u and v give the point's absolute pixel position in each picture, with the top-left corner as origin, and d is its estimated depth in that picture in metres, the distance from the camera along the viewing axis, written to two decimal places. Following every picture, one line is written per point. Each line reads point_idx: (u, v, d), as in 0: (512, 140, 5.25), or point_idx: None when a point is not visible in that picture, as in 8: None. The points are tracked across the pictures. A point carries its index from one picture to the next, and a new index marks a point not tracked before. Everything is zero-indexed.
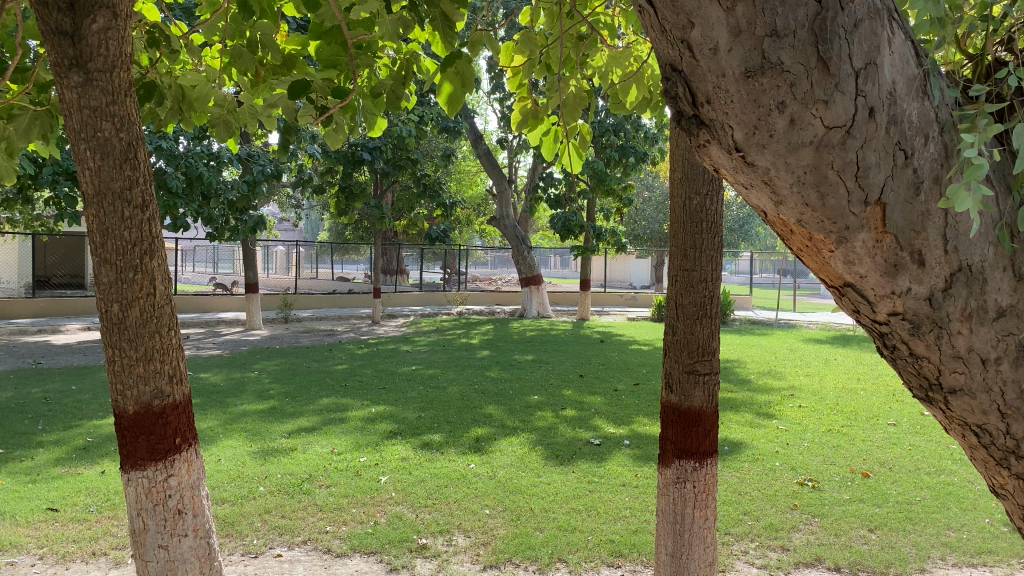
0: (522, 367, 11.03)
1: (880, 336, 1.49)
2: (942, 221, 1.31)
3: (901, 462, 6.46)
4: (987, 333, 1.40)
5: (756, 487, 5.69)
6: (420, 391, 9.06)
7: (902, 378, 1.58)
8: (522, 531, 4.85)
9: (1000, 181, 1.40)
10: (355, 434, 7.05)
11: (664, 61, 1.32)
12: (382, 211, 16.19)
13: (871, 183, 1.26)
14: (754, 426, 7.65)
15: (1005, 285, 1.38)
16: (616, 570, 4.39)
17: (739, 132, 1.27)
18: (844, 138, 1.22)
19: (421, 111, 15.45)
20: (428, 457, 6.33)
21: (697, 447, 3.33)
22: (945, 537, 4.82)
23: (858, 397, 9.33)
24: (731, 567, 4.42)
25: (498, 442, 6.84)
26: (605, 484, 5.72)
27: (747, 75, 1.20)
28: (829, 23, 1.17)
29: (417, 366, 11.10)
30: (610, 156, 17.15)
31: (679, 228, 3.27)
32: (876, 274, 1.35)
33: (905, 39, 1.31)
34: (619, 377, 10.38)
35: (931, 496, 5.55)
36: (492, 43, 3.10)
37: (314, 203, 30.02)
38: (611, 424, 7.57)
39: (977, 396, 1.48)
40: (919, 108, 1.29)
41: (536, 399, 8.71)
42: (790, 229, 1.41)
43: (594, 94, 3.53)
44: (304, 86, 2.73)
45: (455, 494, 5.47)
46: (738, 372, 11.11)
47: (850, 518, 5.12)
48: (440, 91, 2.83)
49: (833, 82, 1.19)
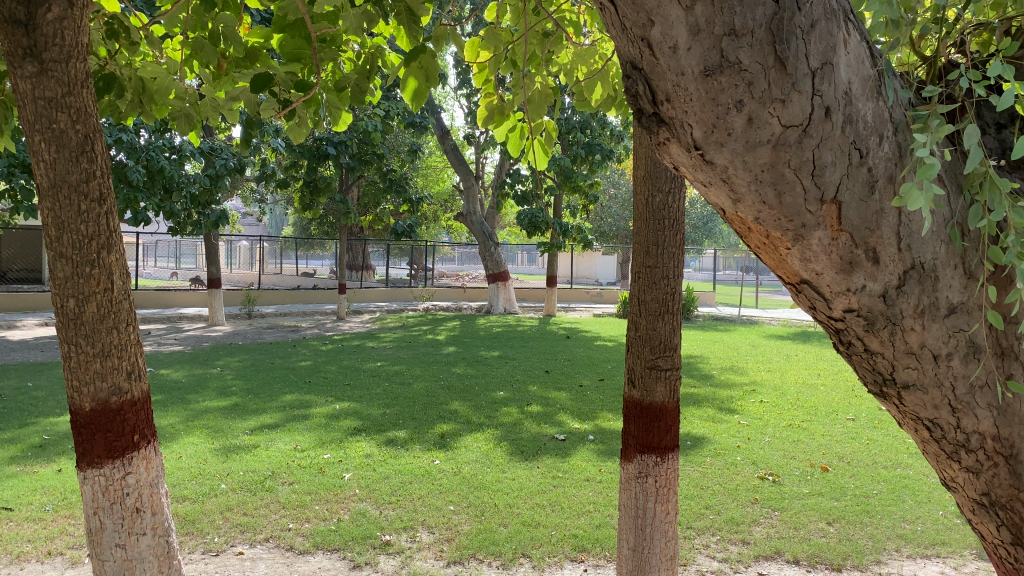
0: (488, 363, 11.03)
1: (836, 332, 1.52)
2: (896, 219, 1.34)
3: (859, 456, 6.58)
4: (938, 330, 1.43)
5: (718, 481, 5.76)
6: (386, 387, 9.02)
7: (857, 374, 1.61)
8: (486, 526, 4.85)
9: (951, 180, 1.43)
10: (319, 430, 7.01)
11: (623, 59, 1.33)
12: (347, 206, 16.09)
13: (826, 182, 1.28)
14: (716, 421, 7.74)
15: (955, 282, 1.41)
16: (579, 565, 4.41)
17: (698, 130, 1.27)
18: (801, 137, 1.24)
19: (388, 106, 15.35)
20: (392, 454, 6.29)
21: (658, 442, 3.36)
22: (901, 529, 4.92)
23: (818, 392, 9.49)
24: (692, 560, 4.46)
25: (463, 438, 6.83)
26: (570, 479, 5.76)
27: (706, 74, 1.21)
28: (786, 23, 1.19)
29: (382, 363, 11.04)
30: (576, 153, 17.20)
31: (642, 226, 3.29)
32: (831, 271, 1.38)
33: (860, 40, 1.33)
34: (584, 373, 10.44)
35: (887, 489, 5.67)
36: (457, 38, 3.09)
37: (279, 199, 29.64)
38: (576, 420, 7.61)
39: (929, 391, 1.51)
40: (874, 108, 1.32)
41: (502, 395, 8.72)
42: (748, 227, 1.42)
43: (558, 92, 3.55)
44: (266, 79, 2.69)
45: (419, 490, 5.46)
46: (701, 368, 11.23)
47: (808, 511, 5.20)
48: (404, 86, 2.82)
49: (790, 82, 1.21)
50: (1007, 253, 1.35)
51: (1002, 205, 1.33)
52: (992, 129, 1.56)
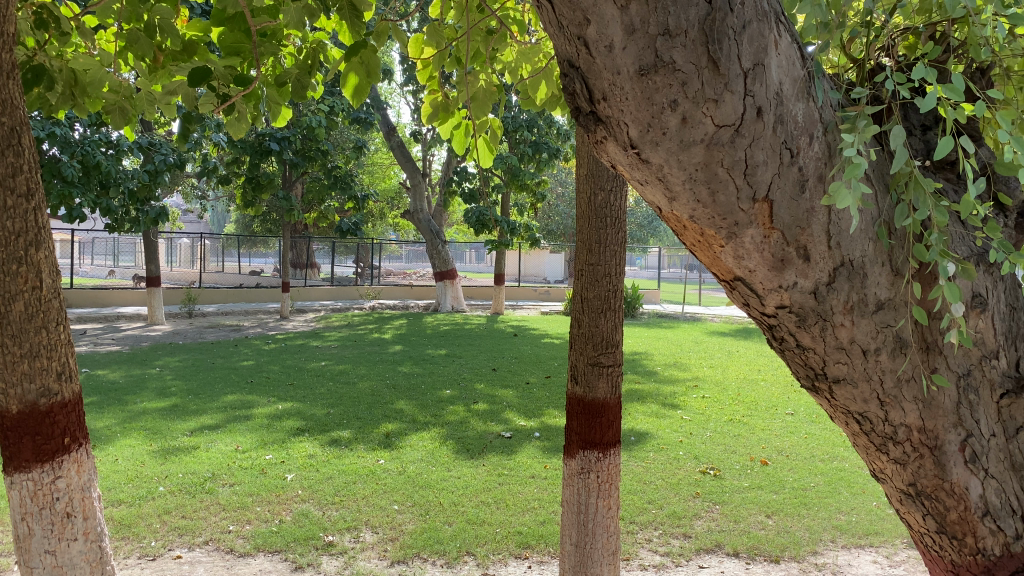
0: (434, 362, 10.99)
1: (769, 328, 1.55)
2: (825, 217, 1.38)
3: (797, 450, 6.73)
4: (867, 326, 1.47)
5: (661, 476, 5.83)
6: (330, 387, 8.93)
7: (790, 369, 1.64)
8: (431, 525, 4.84)
9: (879, 180, 1.47)
10: (261, 431, 6.90)
11: (561, 57, 1.33)
12: (291, 203, 15.87)
13: (758, 180, 1.31)
14: (660, 416, 7.85)
15: (883, 278, 1.45)
16: (524, 561, 4.43)
17: (634, 129, 1.28)
18: (733, 136, 1.26)
19: (333, 101, 15.15)
20: (336, 454, 6.23)
21: (601, 438, 3.39)
22: (836, 520, 5.05)
23: (758, 387, 9.69)
24: (634, 554, 4.51)
25: (408, 437, 6.79)
26: (515, 476, 5.78)
27: (641, 74, 1.22)
28: (718, 24, 1.21)
29: (326, 362, 10.92)
30: (524, 151, 17.22)
31: (585, 224, 3.31)
32: (764, 268, 1.40)
33: (791, 42, 1.36)
34: (531, 370, 10.48)
35: (824, 481, 5.81)
36: (400, 35, 3.05)
37: (221, 196, 29.10)
38: (522, 417, 7.64)
39: (858, 385, 1.55)
40: (805, 108, 1.35)
41: (449, 393, 8.70)
42: (683, 225, 1.44)
43: (503, 90, 3.57)
44: (203, 73, 2.63)
45: (363, 490, 5.41)
46: (645, 364, 11.36)
47: (748, 505, 5.30)
48: (345, 81, 2.78)
49: (723, 82, 1.22)
50: (931, 251, 1.39)
51: (927, 204, 1.37)
52: (919, 130, 1.61)
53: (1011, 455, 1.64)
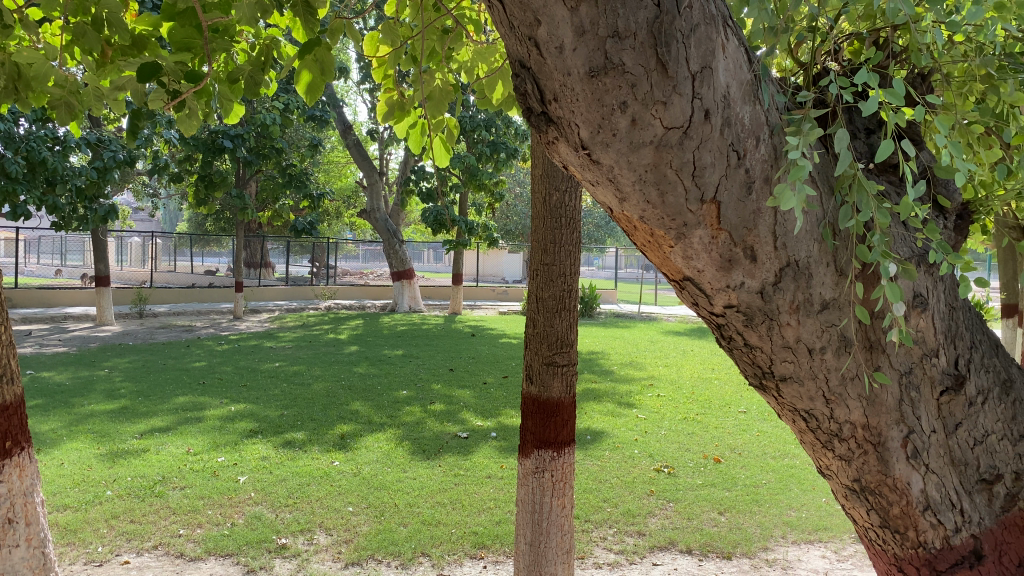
0: (391, 362, 10.93)
1: (718, 327, 1.58)
2: (772, 218, 1.40)
3: (749, 447, 6.83)
4: (812, 325, 1.50)
5: (616, 474, 5.88)
6: (284, 388, 8.83)
7: (739, 367, 1.67)
8: (385, 527, 4.81)
9: (824, 182, 1.50)
10: (213, 433, 6.79)
11: (512, 57, 1.33)
12: (244, 201, 15.64)
13: (706, 182, 1.33)
14: (616, 415, 7.91)
15: (828, 279, 1.48)
16: (479, 562, 4.43)
17: (584, 129, 1.29)
18: (682, 138, 1.28)
19: (288, 99, 14.98)
20: (290, 456, 6.17)
21: (555, 437, 3.41)
22: (787, 516, 5.14)
23: (712, 386, 9.83)
24: (589, 553, 4.54)
25: (364, 438, 6.75)
26: (471, 476, 5.78)
27: (590, 75, 1.23)
28: (666, 27, 1.22)
29: (281, 363, 10.79)
30: (482, 151, 17.19)
31: (540, 223, 3.32)
32: (712, 268, 1.43)
33: (738, 46, 1.38)
34: (488, 371, 10.47)
35: (775, 478, 5.91)
36: (355, 33, 3.03)
37: (173, 193, 28.57)
38: (478, 418, 7.64)
39: (805, 383, 1.58)
40: (752, 111, 1.37)
41: (405, 394, 8.66)
42: (634, 226, 1.45)
43: (460, 89, 3.56)
44: (153, 68, 2.57)
45: (317, 492, 5.36)
46: (602, 364, 11.43)
47: (701, 502, 5.36)
48: (298, 79, 2.75)
49: (671, 84, 1.24)
50: (873, 252, 1.42)
51: (871, 205, 1.39)
52: (862, 134, 1.66)
53: (952, 451, 1.68)
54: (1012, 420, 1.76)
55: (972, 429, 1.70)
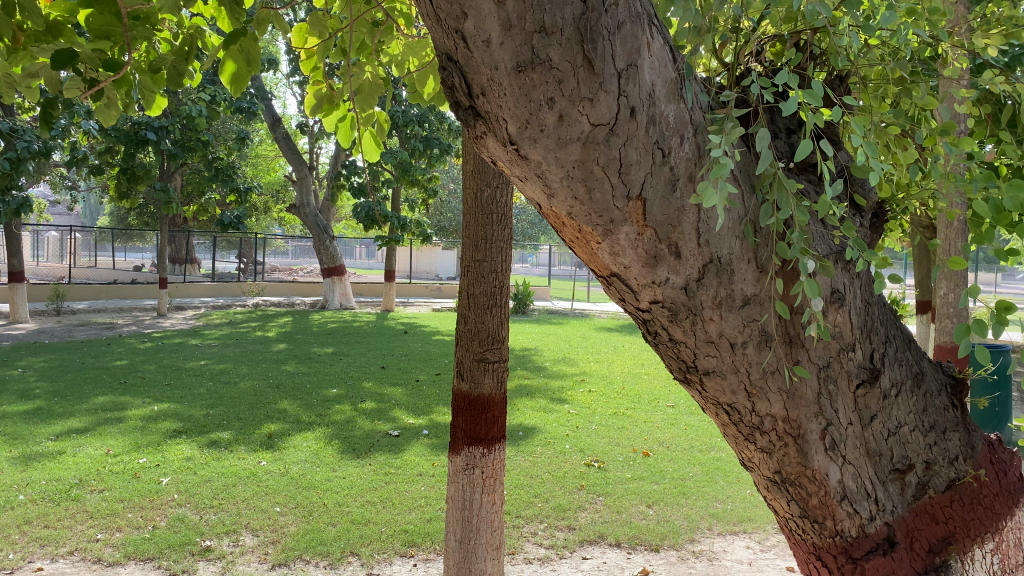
0: (320, 360, 10.78)
1: (644, 323, 1.60)
2: (694, 216, 1.42)
3: (677, 441, 6.95)
4: (734, 321, 1.53)
5: (547, 469, 5.91)
6: (210, 387, 8.61)
7: (664, 362, 1.69)
8: (314, 527, 4.74)
9: (745, 180, 1.53)
10: (134, 433, 6.58)
11: (439, 49, 1.31)
12: (169, 195, 15.20)
13: (632, 179, 1.34)
14: (548, 411, 7.96)
15: (749, 275, 1.51)
16: (409, 560, 4.40)
17: (512, 125, 1.29)
18: (607, 135, 1.29)
19: (214, 91, 14.59)
20: (216, 456, 6.03)
21: (485, 433, 3.40)
22: (713, 508, 5.25)
23: (642, 381, 9.99)
24: (520, 548, 4.56)
25: (292, 437, 6.63)
26: (402, 474, 5.74)
27: (518, 70, 1.22)
28: (593, 23, 1.23)
29: (206, 361, 10.51)
30: (415, 147, 17.05)
31: (470, 219, 3.32)
32: (638, 264, 1.44)
33: (663, 44, 1.39)
34: (420, 368, 10.40)
35: (701, 471, 6.04)
36: (282, 23, 2.95)
37: (93, 185, 27.54)
38: (410, 415, 7.59)
39: (727, 376, 1.61)
40: (675, 110, 1.39)
41: (335, 392, 8.54)
42: (562, 222, 1.46)
43: (390, 84, 3.53)
44: (69, 55, 2.46)
45: (243, 493, 5.25)
46: (535, 360, 11.50)
47: (630, 495, 5.44)
48: (222, 69, 2.67)
49: (597, 81, 1.25)
50: (792, 248, 1.45)
51: (790, 203, 1.43)
52: (783, 133, 1.69)
53: (868, 442, 1.73)
54: (922, 412, 1.83)
55: (886, 421, 1.76)
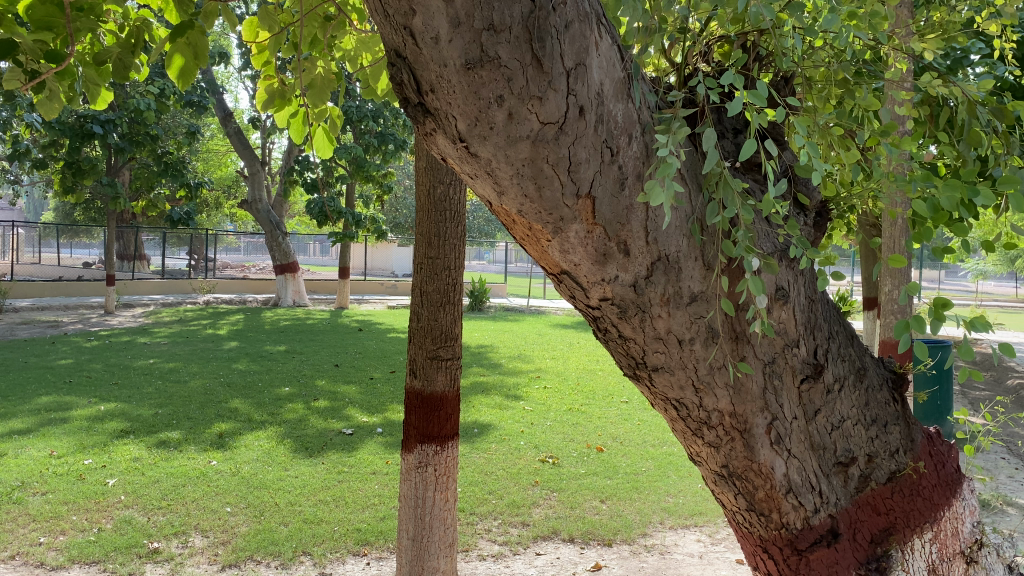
0: (272, 358, 10.65)
1: (594, 320, 1.61)
2: (643, 214, 1.44)
3: (631, 436, 7.02)
4: (681, 317, 1.55)
5: (502, 466, 5.92)
6: (158, 386, 8.45)
7: (614, 358, 1.71)
8: (265, 526, 4.68)
9: (692, 179, 1.55)
10: (79, 434, 6.43)
11: (388, 45, 1.30)
12: (116, 190, 14.86)
13: (581, 177, 1.35)
14: (503, 407, 7.97)
15: (696, 273, 1.54)
16: (362, 559, 4.38)
17: (461, 122, 1.29)
18: (557, 133, 1.30)
19: (163, 83, 14.29)
20: (165, 456, 5.92)
21: (439, 431, 3.40)
22: (665, 502, 5.32)
23: (596, 377, 10.07)
24: (474, 545, 4.56)
25: (243, 437, 6.54)
26: (355, 473, 5.70)
27: (467, 67, 1.22)
28: (541, 22, 1.23)
29: (155, 360, 10.31)
30: (369, 142, 16.91)
31: (423, 216, 3.30)
32: (588, 262, 1.45)
33: (611, 44, 1.40)
34: (375, 366, 10.33)
35: (654, 466, 6.11)
36: (232, 17, 2.91)
37: (36, 180, 26.77)
38: (363, 414, 7.53)
39: (675, 372, 1.63)
40: (624, 109, 1.40)
41: (288, 391, 8.44)
42: (512, 219, 1.46)
43: (343, 79, 3.49)
44: (10, 45, 2.39)
45: (193, 493, 5.17)
46: (490, 357, 11.50)
47: (584, 491, 5.48)
48: (170, 63, 2.62)
49: (546, 80, 1.25)
50: (738, 247, 1.48)
51: (735, 203, 1.46)
52: (730, 133, 1.72)
53: (812, 436, 1.77)
54: (865, 406, 1.88)
55: (830, 416, 1.80)
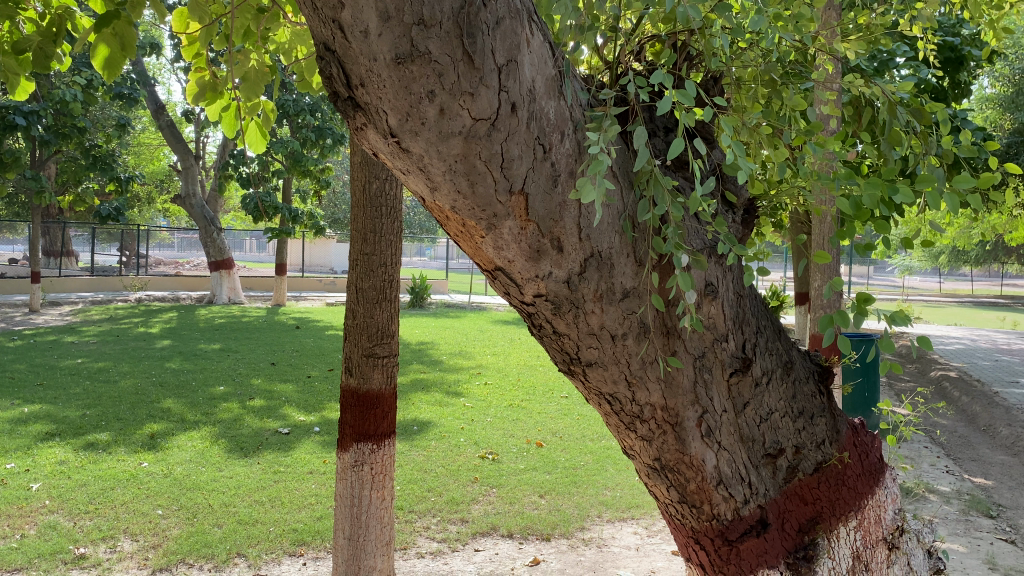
0: (207, 356, 10.42)
1: (529, 316, 1.61)
2: (576, 211, 1.45)
3: (570, 431, 7.08)
4: (614, 313, 1.57)
5: (441, 463, 5.90)
6: (87, 387, 8.19)
7: (549, 354, 1.71)
8: (198, 529, 4.59)
9: (624, 176, 1.56)
10: (1, 437, 6.20)
11: (316, 39, 1.28)
12: (40, 184, 14.33)
13: (513, 174, 1.35)
14: (443, 404, 7.95)
15: (629, 269, 1.55)
16: (298, 559, 4.32)
17: (393, 117, 1.28)
18: (489, 130, 1.30)
19: (90, 74, 13.81)
20: (92, 459, 5.74)
21: (375, 429, 3.37)
22: (603, 496, 5.38)
23: (536, 372, 10.11)
24: (412, 543, 4.54)
25: (176, 437, 6.39)
26: (292, 472, 5.62)
27: (397, 62, 1.21)
28: (472, 18, 1.22)
29: (83, 359, 9.99)
30: (306, 136, 16.62)
31: (359, 212, 3.27)
32: (521, 259, 1.46)
33: (543, 41, 1.40)
34: (313, 363, 10.20)
35: (593, 460, 6.17)
36: (161, 6, 2.81)
37: None
38: (300, 413, 7.42)
39: (609, 368, 1.65)
40: (555, 106, 1.40)
41: (222, 390, 8.27)
42: (446, 215, 1.45)
43: (277, 72, 3.42)
44: None
45: (122, 496, 5.03)
46: (431, 354, 11.46)
47: (523, 486, 5.50)
48: (94, 53, 2.52)
49: (478, 76, 1.25)
50: (668, 243, 1.50)
51: (665, 200, 1.47)
52: (661, 132, 1.75)
53: (741, 428, 1.81)
54: (792, 399, 1.93)
55: (758, 408, 1.84)
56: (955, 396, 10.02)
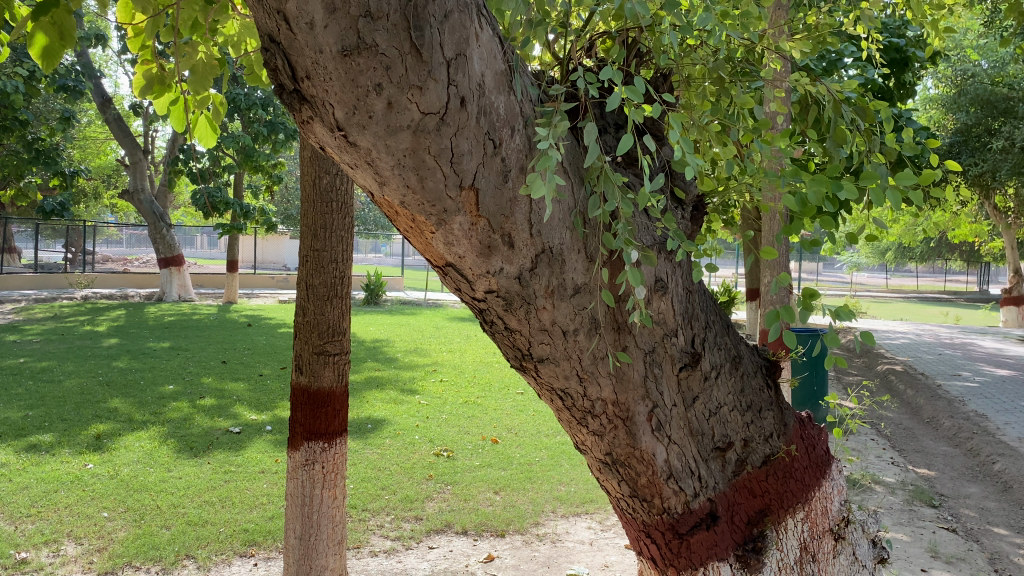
0: (155, 355, 10.22)
1: (480, 312, 1.61)
2: (527, 207, 1.44)
3: (525, 427, 7.09)
4: (565, 309, 1.57)
5: (395, 461, 5.87)
6: (29, 387, 7.97)
7: (500, 350, 1.71)
8: (145, 531, 4.49)
9: (574, 172, 1.57)
10: None
11: (262, 31, 1.25)
12: None
13: (463, 169, 1.34)
14: (398, 402, 7.90)
15: (580, 265, 1.55)
16: (249, 560, 4.26)
17: (340, 110, 1.26)
18: (438, 125, 1.28)
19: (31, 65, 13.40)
20: (35, 461, 5.58)
21: (326, 428, 3.33)
22: (557, 491, 5.40)
23: (492, 369, 10.11)
24: (365, 542, 4.50)
25: (122, 438, 6.25)
26: (243, 472, 5.54)
27: (344, 55, 1.19)
28: (419, 11, 1.21)
29: (26, 359, 9.71)
30: (258, 131, 16.35)
31: (309, 208, 3.22)
32: (472, 255, 1.45)
33: (492, 35, 1.39)
34: (265, 362, 10.06)
35: (547, 456, 6.19)
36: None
37: None
38: (252, 412, 7.32)
39: (560, 363, 1.65)
40: (505, 101, 1.40)
41: (172, 389, 8.11)
42: (395, 211, 1.44)
43: (226, 65, 3.36)
44: None
45: (66, 498, 4.90)
46: (386, 351, 11.39)
47: (478, 483, 5.50)
48: (31, 43, 2.43)
49: (426, 69, 1.23)
50: (617, 239, 1.50)
51: (615, 196, 1.47)
52: (612, 128, 1.75)
53: (691, 422, 1.83)
54: (740, 392, 1.95)
55: (708, 402, 1.85)
56: (901, 389, 10.29)
